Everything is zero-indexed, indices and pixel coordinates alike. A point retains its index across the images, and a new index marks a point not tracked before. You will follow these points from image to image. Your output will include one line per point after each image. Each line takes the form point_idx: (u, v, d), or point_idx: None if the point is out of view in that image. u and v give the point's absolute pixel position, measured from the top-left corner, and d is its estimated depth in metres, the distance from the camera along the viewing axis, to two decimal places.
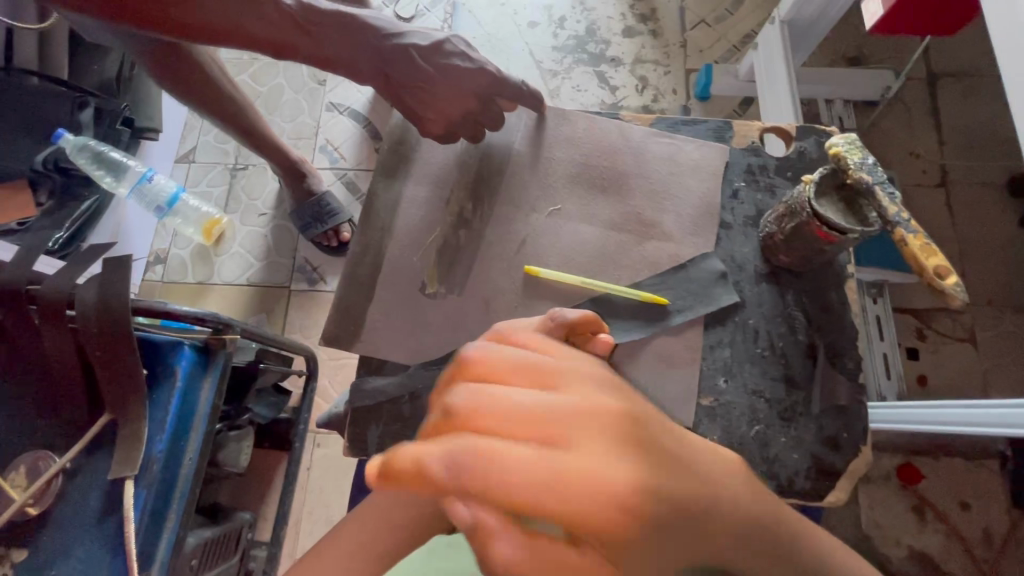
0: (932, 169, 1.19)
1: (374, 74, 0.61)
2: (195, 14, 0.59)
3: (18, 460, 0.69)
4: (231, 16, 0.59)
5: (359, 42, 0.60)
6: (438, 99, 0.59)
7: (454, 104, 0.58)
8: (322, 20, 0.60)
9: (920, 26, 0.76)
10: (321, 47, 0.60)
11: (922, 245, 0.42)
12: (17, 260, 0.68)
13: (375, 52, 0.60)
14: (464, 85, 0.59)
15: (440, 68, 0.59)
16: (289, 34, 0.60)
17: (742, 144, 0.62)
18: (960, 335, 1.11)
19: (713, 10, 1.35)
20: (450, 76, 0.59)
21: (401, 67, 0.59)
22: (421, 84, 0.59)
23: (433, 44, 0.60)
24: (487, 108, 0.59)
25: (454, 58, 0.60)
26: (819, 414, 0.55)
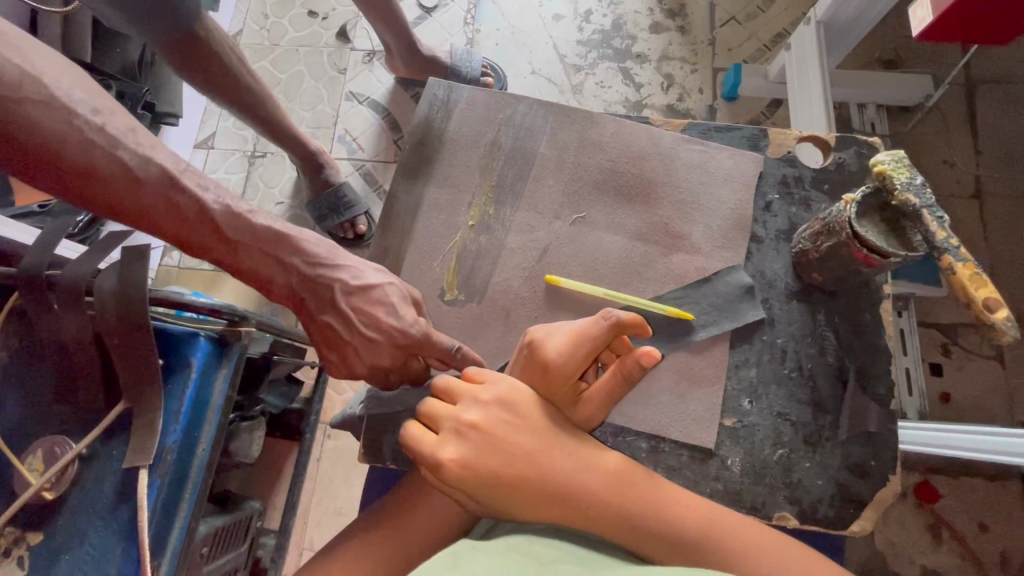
0: (966, 180, 1.15)
1: (289, 294, 0.58)
2: (106, 196, 0.47)
3: (36, 445, 0.69)
4: (142, 206, 0.49)
5: (280, 262, 0.56)
6: (352, 342, 0.57)
7: (368, 355, 0.56)
8: (248, 233, 0.54)
9: (968, 34, 0.72)
10: (236, 257, 0.55)
11: (972, 275, 0.42)
12: (41, 243, 0.68)
13: (297, 275, 0.57)
14: (380, 338, 0.56)
15: (363, 314, 0.56)
16: (203, 239, 0.52)
17: (777, 154, 0.60)
18: (987, 353, 1.08)
19: (743, 7, 1.31)
20: (370, 326, 0.56)
21: (319, 301, 0.58)
22: (336, 327, 0.57)
23: (362, 285, 0.56)
24: (406, 365, 0.56)
25: (380, 309, 0.55)
26: (846, 441, 0.53)
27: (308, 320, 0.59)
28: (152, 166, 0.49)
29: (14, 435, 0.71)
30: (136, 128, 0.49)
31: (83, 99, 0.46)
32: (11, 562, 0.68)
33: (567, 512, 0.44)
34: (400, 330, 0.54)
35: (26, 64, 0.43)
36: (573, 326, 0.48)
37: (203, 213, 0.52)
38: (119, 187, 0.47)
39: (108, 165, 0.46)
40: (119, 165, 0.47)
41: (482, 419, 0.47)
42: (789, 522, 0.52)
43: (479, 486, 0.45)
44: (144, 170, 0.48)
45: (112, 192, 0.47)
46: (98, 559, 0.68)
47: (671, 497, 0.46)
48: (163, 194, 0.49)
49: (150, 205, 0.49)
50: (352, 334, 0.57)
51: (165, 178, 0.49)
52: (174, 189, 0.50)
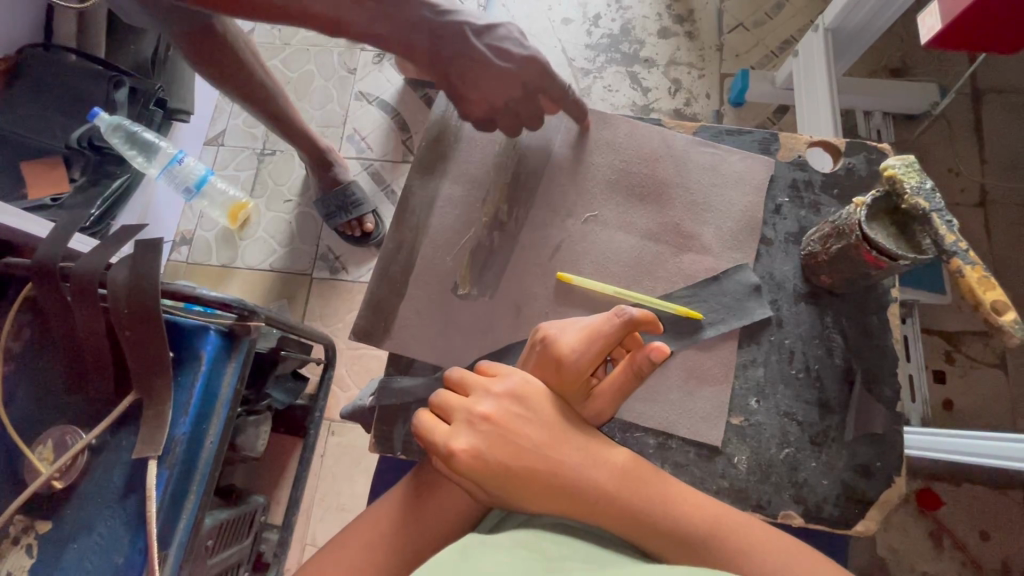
0: (971, 188, 1.15)
1: (427, 54, 0.60)
2: None
3: (47, 434, 0.70)
4: None
5: (425, 28, 0.60)
6: (486, 84, 0.59)
7: (494, 85, 0.59)
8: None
9: (976, 43, 0.73)
10: (373, 27, 0.60)
11: (981, 278, 0.43)
12: (54, 237, 0.68)
13: (429, 33, 0.60)
14: (511, 64, 0.59)
15: (488, 52, 0.60)
16: (343, 5, 0.59)
17: (787, 158, 0.61)
18: (991, 360, 1.08)
19: (752, 14, 1.32)
20: (500, 61, 0.59)
21: (453, 42, 0.60)
22: (479, 65, 0.59)
23: (485, 25, 0.61)
24: (522, 108, 0.59)
25: (506, 40, 0.60)
26: (852, 441, 0.54)
27: (444, 76, 0.60)
28: None
29: (25, 423, 0.72)
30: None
31: None
32: (20, 550, 0.68)
33: (575, 505, 0.45)
34: (525, 56, 0.59)
35: None
36: (586, 322, 0.49)
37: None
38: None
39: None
40: None
41: (495, 411, 0.47)
42: (795, 521, 0.53)
43: (489, 478, 0.45)
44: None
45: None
46: (106, 549, 0.68)
47: (677, 494, 0.46)
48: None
49: None
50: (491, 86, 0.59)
51: None
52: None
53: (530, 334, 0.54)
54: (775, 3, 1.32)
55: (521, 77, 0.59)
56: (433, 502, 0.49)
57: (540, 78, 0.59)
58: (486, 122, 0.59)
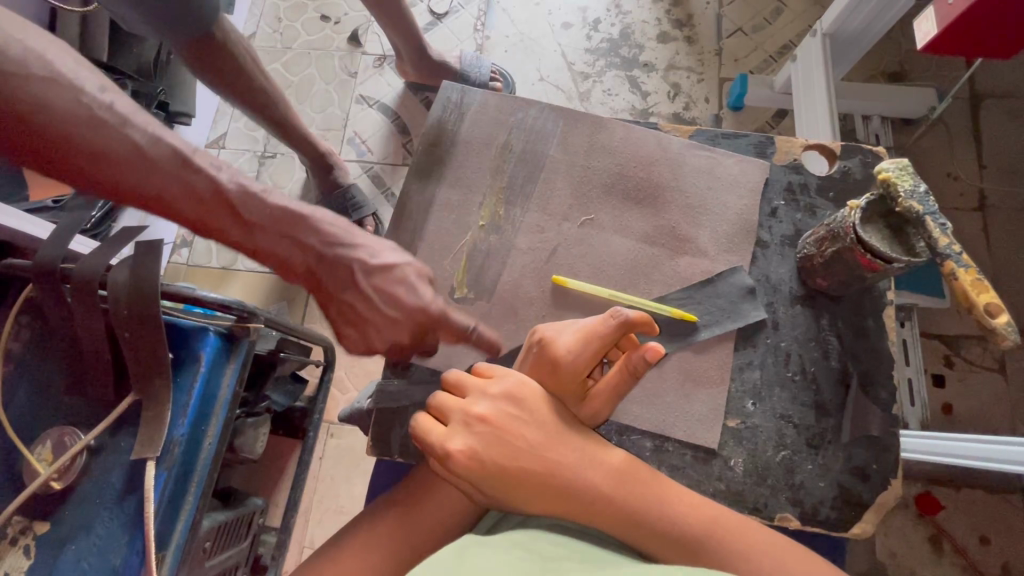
0: (969, 193, 1.16)
1: (305, 272, 0.58)
2: (97, 156, 0.48)
3: (46, 434, 0.70)
4: (150, 187, 0.50)
5: (296, 240, 0.57)
6: (380, 328, 0.58)
7: (387, 299, 0.57)
8: (260, 210, 0.55)
9: (971, 49, 0.74)
10: (254, 238, 0.56)
11: (974, 281, 0.44)
12: (54, 237, 0.69)
13: (314, 254, 0.58)
14: (401, 314, 0.57)
15: (382, 294, 0.57)
16: (220, 217, 0.54)
17: (783, 161, 0.61)
18: (990, 365, 1.08)
19: (751, 19, 1.32)
20: (393, 306, 0.57)
21: (338, 280, 0.58)
22: (356, 303, 0.58)
23: (380, 264, 0.57)
24: (414, 351, 0.57)
25: (400, 288, 0.57)
26: (848, 443, 0.54)
27: (326, 301, 0.60)
28: (162, 145, 0.51)
29: (24, 424, 0.72)
30: (139, 111, 0.51)
31: (89, 78, 0.49)
32: (17, 551, 0.68)
33: (571, 505, 0.45)
34: (414, 305, 0.57)
35: (36, 47, 0.46)
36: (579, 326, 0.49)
37: (220, 193, 0.53)
38: (124, 160, 0.49)
39: (122, 144, 0.49)
40: (129, 143, 0.49)
41: (491, 412, 0.47)
42: (791, 524, 0.53)
43: (485, 478, 0.46)
44: (156, 148, 0.50)
45: (123, 170, 0.49)
46: (103, 549, 0.68)
47: (674, 495, 0.46)
48: (174, 171, 0.51)
49: (166, 184, 0.51)
50: (372, 312, 0.58)
51: (175, 156, 0.51)
52: (185, 167, 0.52)
53: (527, 336, 0.54)
54: (774, 8, 1.33)
55: (410, 326, 0.57)
56: (431, 504, 0.49)
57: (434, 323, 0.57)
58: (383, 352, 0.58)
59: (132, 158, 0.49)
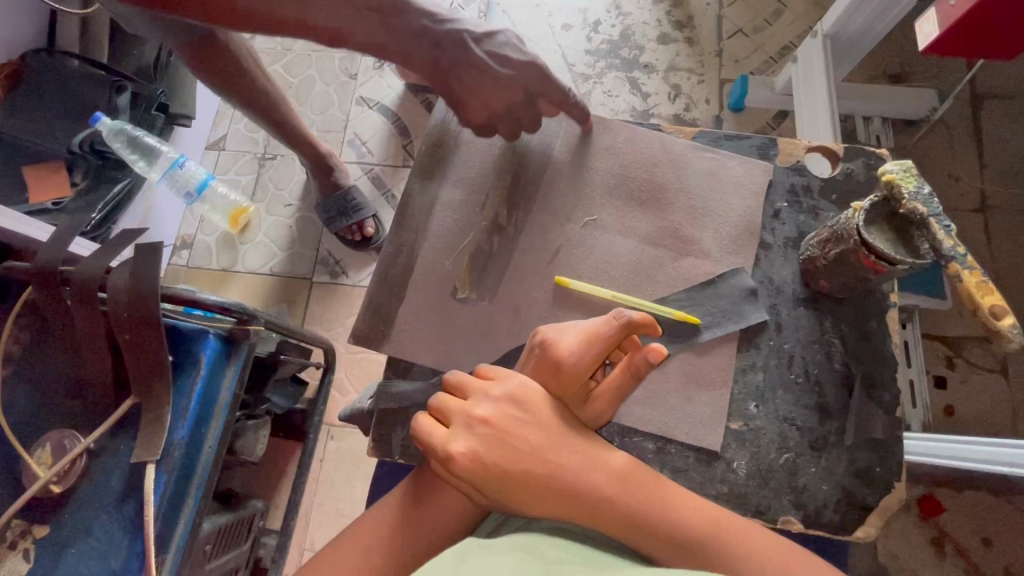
0: (970, 194, 1.16)
1: (428, 66, 0.61)
2: None
3: (45, 437, 0.70)
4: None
5: (410, 27, 0.60)
6: (490, 93, 0.59)
7: (499, 89, 0.59)
8: (387, 0, 0.59)
9: (973, 50, 0.73)
10: (377, 35, 0.60)
11: (979, 282, 0.44)
12: (54, 240, 0.69)
13: (431, 39, 0.60)
14: (511, 73, 0.60)
15: (493, 57, 0.60)
16: (353, 17, 0.59)
17: (786, 162, 0.61)
18: (992, 366, 1.08)
19: (751, 20, 1.32)
20: (497, 59, 0.60)
21: (454, 55, 0.60)
22: (478, 70, 0.59)
23: (491, 114, 0.60)
24: (519, 113, 0.60)
25: (507, 48, 0.60)
26: (852, 446, 0.54)
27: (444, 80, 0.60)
28: None
29: (24, 426, 0.72)
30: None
31: None
32: (17, 554, 0.68)
33: (573, 509, 0.45)
34: (524, 61, 0.60)
35: None
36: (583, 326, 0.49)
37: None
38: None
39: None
40: None
41: (493, 414, 0.47)
42: (795, 527, 0.52)
43: (486, 481, 0.45)
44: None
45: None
46: (103, 553, 0.68)
47: (677, 498, 0.46)
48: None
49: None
50: (487, 77, 0.60)
51: None
52: None
53: (529, 337, 0.54)
54: (774, 9, 1.32)
55: (522, 85, 0.60)
56: (431, 508, 0.49)
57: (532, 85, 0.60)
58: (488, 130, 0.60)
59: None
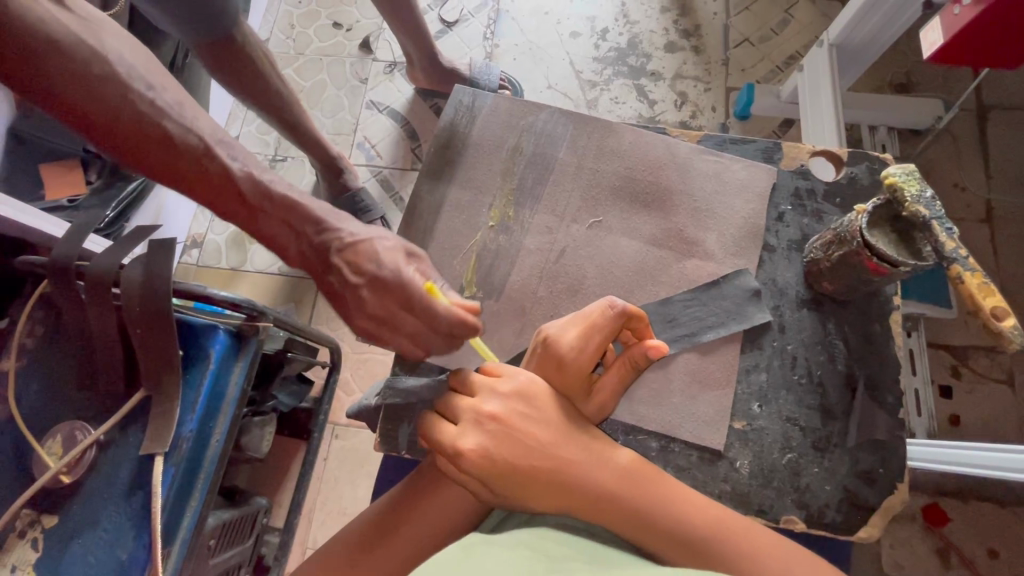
0: (976, 204, 1.16)
1: (303, 264, 0.61)
2: (99, 116, 0.51)
3: (56, 429, 0.71)
4: (170, 168, 0.54)
5: (291, 229, 0.59)
6: (370, 292, 0.57)
7: (376, 283, 0.56)
8: (266, 199, 0.58)
9: (977, 60, 0.74)
10: (254, 225, 0.58)
11: (980, 284, 0.44)
12: (70, 235, 0.70)
13: (306, 245, 0.60)
14: (383, 282, 0.56)
15: (353, 266, 0.58)
16: (225, 203, 0.57)
17: (791, 166, 0.62)
18: (997, 377, 1.07)
19: (758, 29, 1.34)
20: (370, 272, 0.57)
21: (320, 262, 0.60)
22: (346, 273, 0.58)
23: (374, 277, 0.56)
24: (404, 321, 0.56)
25: (370, 259, 0.57)
26: (855, 447, 0.54)
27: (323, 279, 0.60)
28: (191, 135, 0.54)
29: (34, 418, 0.73)
30: (184, 103, 0.56)
31: (141, 76, 0.53)
32: (25, 543, 0.69)
33: (578, 504, 0.45)
34: (399, 280, 0.55)
35: (121, 61, 0.53)
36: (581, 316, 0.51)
37: (224, 178, 0.56)
38: (155, 145, 0.53)
39: (149, 129, 0.52)
40: (161, 130, 0.53)
41: (501, 410, 0.48)
42: (798, 526, 0.53)
43: (494, 475, 0.46)
44: (185, 137, 0.54)
45: (147, 150, 0.53)
46: (110, 544, 0.68)
47: (681, 497, 0.46)
48: (196, 157, 0.54)
49: (186, 169, 0.54)
50: (358, 284, 0.57)
51: (200, 145, 0.54)
52: (207, 155, 0.55)
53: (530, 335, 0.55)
54: (781, 20, 1.34)
55: (399, 304, 0.56)
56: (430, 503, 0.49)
57: (410, 303, 0.55)
58: (384, 334, 0.56)
59: (156, 137, 0.53)
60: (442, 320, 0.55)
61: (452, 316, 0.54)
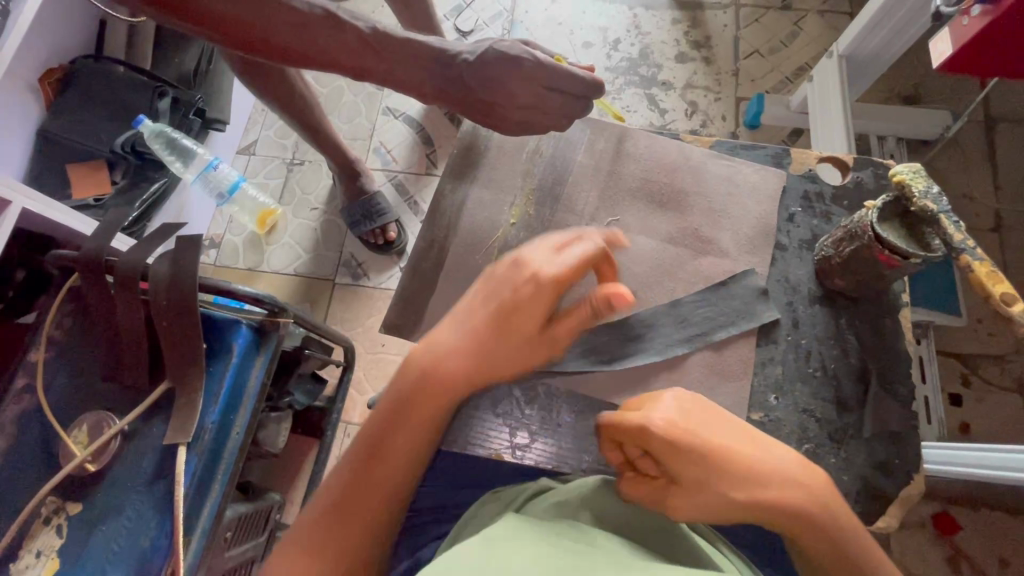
0: (985, 213, 1.17)
1: (440, 99, 0.62)
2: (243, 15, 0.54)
3: (83, 418, 0.74)
4: (315, 48, 0.57)
5: (423, 65, 0.60)
6: (512, 88, 0.59)
7: (521, 90, 0.59)
8: (392, 43, 0.59)
9: (985, 70, 0.76)
10: (392, 74, 0.60)
11: (989, 272, 0.46)
12: (99, 231, 0.73)
13: (441, 77, 0.60)
14: (523, 71, 0.59)
15: (496, 80, 0.59)
16: (366, 61, 0.59)
17: (799, 171, 0.63)
18: (1007, 385, 1.08)
19: (767, 41, 1.36)
20: (514, 73, 0.59)
21: (459, 92, 0.61)
22: (490, 79, 0.59)
23: (524, 76, 0.59)
24: (548, 98, 0.60)
25: (508, 62, 0.59)
26: (870, 439, 0.55)
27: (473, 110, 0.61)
28: (316, 8, 0.57)
29: (62, 408, 0.75)
30: None
31: None
32: (51, 529, 0.70)
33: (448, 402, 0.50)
34: (535, 64, 0.59)
35: None
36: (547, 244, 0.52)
37: (361, 39, 0.58)
38: (292, 28, 0.56)
39: (286, 14, 0.55)
40: (297, 13, 0.56)
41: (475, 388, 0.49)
42: None
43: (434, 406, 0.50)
44: (313, 12, 0.56)
45: (289, 33, 0.56)
46: (133, 531, 0.70)
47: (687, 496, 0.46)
48: (326, 28, 0.57)
49: (326, 43, 0.57)
50: (501, 89, 0.59)
51: (329, 14, 0.57)
52: (337, 22, 0.57)
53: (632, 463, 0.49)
54: (790, 31, 1.36)
55: (538, 82, 0.59)
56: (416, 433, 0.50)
57: (550, 78, 0.59)
58: (534, 117, 0.61)
59: (293, 21, 0.56)
60: (576, 83, 0.61)
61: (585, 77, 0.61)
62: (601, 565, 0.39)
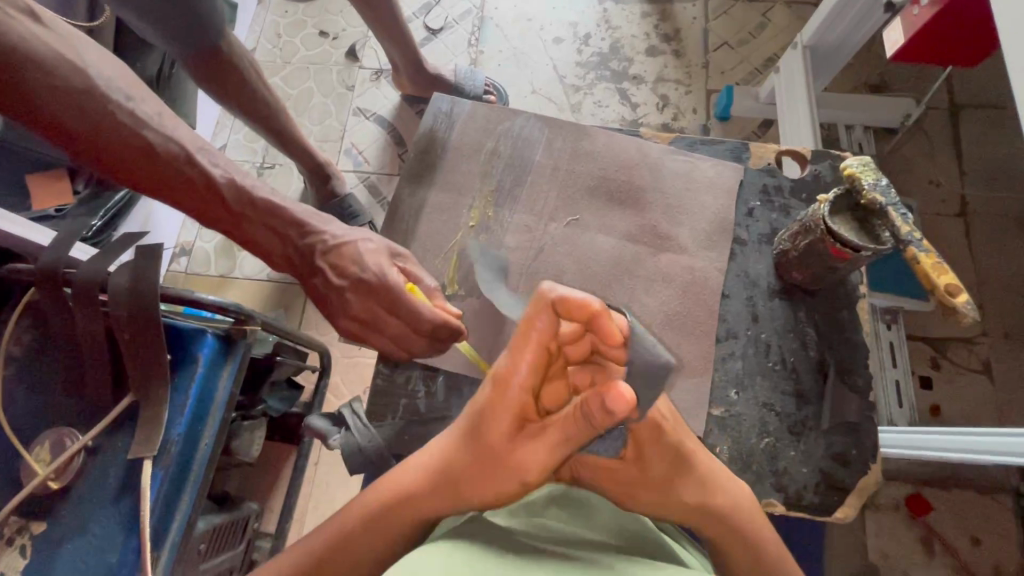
0: (950, 199, 1.19)
1: (284, 260, 0.66)
2: (94, 142, 0.54)
3: (43, 436, 0.71)
4: (162, 182, 0.58)
5: (276, 230, 0.65)
6: (353, 294, 0.61)
7: (363, 298, 0.61)
8: (249, 202, 0.63)
9: (941, 57, 0.77)
10: (242, 229, 0.64)
11: (934, 263, 0.47)
12: (54, 243, 0.71)
13: (288, 244, 0.65)
14: (367, 276, 0.60)
15: (334, 266, 0.64)
16: (213, 208, 0.61)
17: (758, 165, 0.64)
18: (974, 367, 1.10)
19: (736, 33, 1.37)
20: (353, 277, 0.61)
21: (296, 256, 0.65)
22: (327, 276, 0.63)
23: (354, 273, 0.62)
24: (383, 318, 0.60)
25: (351, 261, 0.62)
26: (830, 430, 0.56)
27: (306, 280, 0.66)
28: (172, 144, 0.58)
29: (21, 426, 0.73)
30: (163, 112, 0.59)
31: (120, 87, 0.56)
32: (13, 550, 0.69)
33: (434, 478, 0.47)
34: (377, 274, 0.59)
35: (95, 71, 0.54)
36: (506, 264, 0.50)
37: (209, 186, 0.60)
38: (139, 158, 0.56)
39: (132, 141, 0.56)
40: (145, 142, 0.56)
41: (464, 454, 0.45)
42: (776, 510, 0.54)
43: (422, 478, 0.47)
44: (167, 147, 0.58)
45: (135, 166, 0.57)
46: (99, 548, 0.69)
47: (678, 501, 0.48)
48: (179, 164, 0.59)
49: (171, 177, 0.58)
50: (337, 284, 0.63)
51: (181, 151, 0.58)
52: (189, 161, 0.59)
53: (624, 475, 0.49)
54: (758, 23, 1.37)
55: (379, 297, 0.59)
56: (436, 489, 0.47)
57: (390, 303, 0.59)
58: (362, 331, 0.61)
59: (142, 152, 0.56)
60: (423, 321, 0.58)
61: (431, 317, 0.57)
62: (562, 559, 0.40)
